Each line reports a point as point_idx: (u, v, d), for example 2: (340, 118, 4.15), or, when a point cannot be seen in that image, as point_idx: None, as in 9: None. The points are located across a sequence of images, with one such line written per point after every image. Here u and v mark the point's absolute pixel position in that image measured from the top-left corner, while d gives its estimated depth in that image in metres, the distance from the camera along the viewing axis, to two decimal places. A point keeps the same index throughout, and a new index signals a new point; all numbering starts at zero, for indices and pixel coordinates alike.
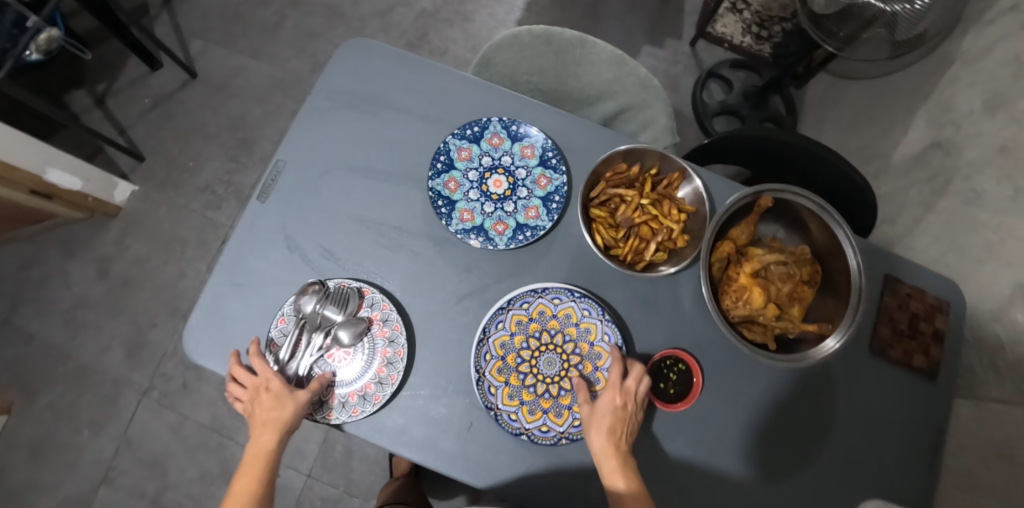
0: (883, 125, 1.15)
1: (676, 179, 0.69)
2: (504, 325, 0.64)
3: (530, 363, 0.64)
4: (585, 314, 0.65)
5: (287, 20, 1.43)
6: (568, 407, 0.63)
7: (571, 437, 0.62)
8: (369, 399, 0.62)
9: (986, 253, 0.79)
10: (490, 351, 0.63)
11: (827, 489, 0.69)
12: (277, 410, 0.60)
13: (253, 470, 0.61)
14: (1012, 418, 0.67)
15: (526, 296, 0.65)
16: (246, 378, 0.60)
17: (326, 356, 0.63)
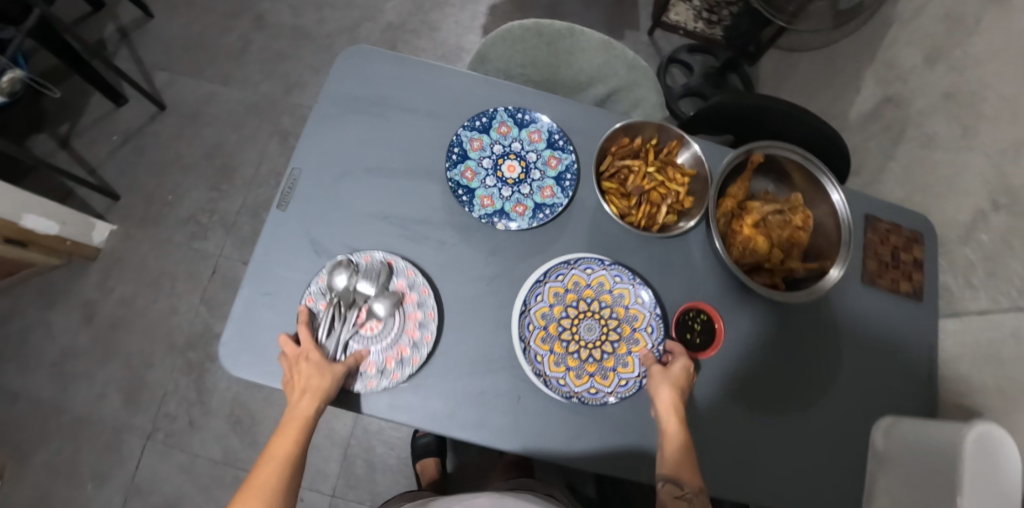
0: (836, 89, 1.26)
1: (675, 146, 0.74)
2: (542, 297, 0.67)
3: (570, 330, 0.67)
4: (618, 280, 0.69)
5: (253, 43, 1.41)
6: (612, 369, 0.66)
7: (619, 396, 0.65)
8: (407, 362, 0.63)
9: (947, 186, 0.89)
10: (532, 322, 0.66)
11: (845, 412, 0.76)
12: (320, 379, 0.59)
13: (289, 438, 0.59)
14: (992, 325, 0.75)
15: (558, 268, 0.68)
16: (289, 348, 0.61)
17: (359, 328, 0.64)
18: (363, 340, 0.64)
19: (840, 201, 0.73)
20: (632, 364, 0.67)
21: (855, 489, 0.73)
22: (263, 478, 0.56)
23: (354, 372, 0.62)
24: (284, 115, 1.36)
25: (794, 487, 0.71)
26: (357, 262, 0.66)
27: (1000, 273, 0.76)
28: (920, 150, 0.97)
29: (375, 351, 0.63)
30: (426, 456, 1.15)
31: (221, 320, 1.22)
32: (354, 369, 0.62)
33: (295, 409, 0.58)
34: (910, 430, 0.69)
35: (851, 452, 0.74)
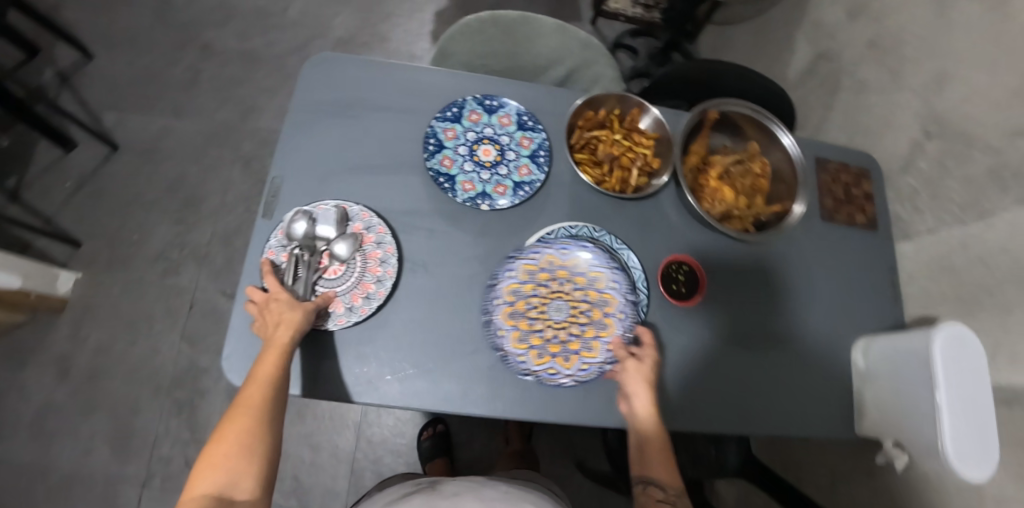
0: (773, 54, 1.36)
1: (637, 113, 0.78)
2: (515, 273, 0.69)
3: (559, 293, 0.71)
4: (593, 263, 0.71)
5: (202, 73, 1.39)
6: (574, 352, 0.68)
7: (576, 379, 0.67)
8: (374, 296, 0.67)
9: (884, 125, 0.99)
10: (501, 298, 0.68)
11: (824, 337, 0.82)
12: (293, 311, 0.60)
13: (267, 366, 0.55)
14: (942, 240, 0.86)
15: (545, 240, 0.72)
16: (256, 294, 0.62)
17: (323, 272, 0.67)
18: (329, 283, 0.67)
19: (791, 143, 0.79)
20: (597, 349, 0.68)
21: (845, 407, 0.80)
22: (245, 400, 0.52)
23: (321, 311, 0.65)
24: (245, 140, 1.34)
25: (789, 410, 0.77)
26: (312, 211, 0.69)
27: (942, 194, 0.87)
28: (857, 97, 1.07)
29: (341, 291, 0.66)
30: (434, 459, 1.14)
31: (207, 353, 1.19)
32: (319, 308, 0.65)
33: (271, 342, 0.57)
34: (890, 345, 0.75)
35: (835, 373, 0.81)
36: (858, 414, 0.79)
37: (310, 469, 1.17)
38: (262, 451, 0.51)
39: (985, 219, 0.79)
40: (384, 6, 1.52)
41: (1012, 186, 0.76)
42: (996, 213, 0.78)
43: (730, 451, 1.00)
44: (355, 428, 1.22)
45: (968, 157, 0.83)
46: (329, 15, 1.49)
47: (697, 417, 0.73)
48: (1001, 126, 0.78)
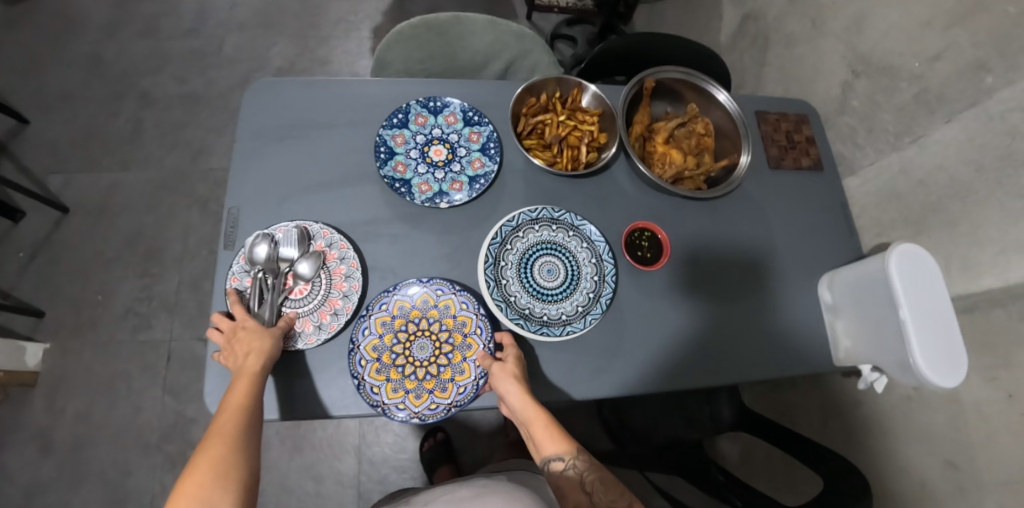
0: (703, 23, 1.41)
1: (577, 93, 0.80)
2: (370, 330, 0.67)
3: (529, 276, 0.72)
4: (439, 292, 0.70)
5: (145, 122, 1.37)
6: (450, 380, 0.66)
7: (459, 404, 0.65)
8: (341, 312, 0.68)
9: (814, 72, 1.04)
10: (363, 357, 0.65)
11: (789, 277, 0.85)
12: (261, 339, 0.61)
13: (239, 394, 0.56)
14: (884, 170, 0.90)
15: (508, 227, 0.73)
16: (223, 325, 0.62)
17: (289, 293, 0.68)
18: (295, 304, 0.68)
19: (727, 99, 0.83)
20: (469, 370, 0.67)
21: (822, 341, 0.83)
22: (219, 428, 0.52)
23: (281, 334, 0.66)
24: (198, 183, 1.33)
25: (770, 353, 0.80)
26: (274, 233, 0.70)
27: (877, 127, 0.91)
28: (786, 50, 1.11)
29: (308, 311, 0.67)
30: (439, 466, 1.15)
31: (193, 402, 1.17)
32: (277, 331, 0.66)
33: (241, 371, 0.58)
34: (852, 278, 0.79)
35: (807, 311, 0.84)
36: (834, 347, 0.82)
37: (317, 500, 1.16)
38: (238, 478, 0.50)
39: (919, 143, 0.84)
40: (320, 30, 1.52)
41: (939, 108, 0.81)
42: (928, 136, 0.83)
43: (722, 407, 1.03)
44: (355, 451, 1.20)
45: (895, 89, 0.87)
46: (265, 46, 1.49)
47: (682, 374, 0.75)
48: (919, 54, 0.83)
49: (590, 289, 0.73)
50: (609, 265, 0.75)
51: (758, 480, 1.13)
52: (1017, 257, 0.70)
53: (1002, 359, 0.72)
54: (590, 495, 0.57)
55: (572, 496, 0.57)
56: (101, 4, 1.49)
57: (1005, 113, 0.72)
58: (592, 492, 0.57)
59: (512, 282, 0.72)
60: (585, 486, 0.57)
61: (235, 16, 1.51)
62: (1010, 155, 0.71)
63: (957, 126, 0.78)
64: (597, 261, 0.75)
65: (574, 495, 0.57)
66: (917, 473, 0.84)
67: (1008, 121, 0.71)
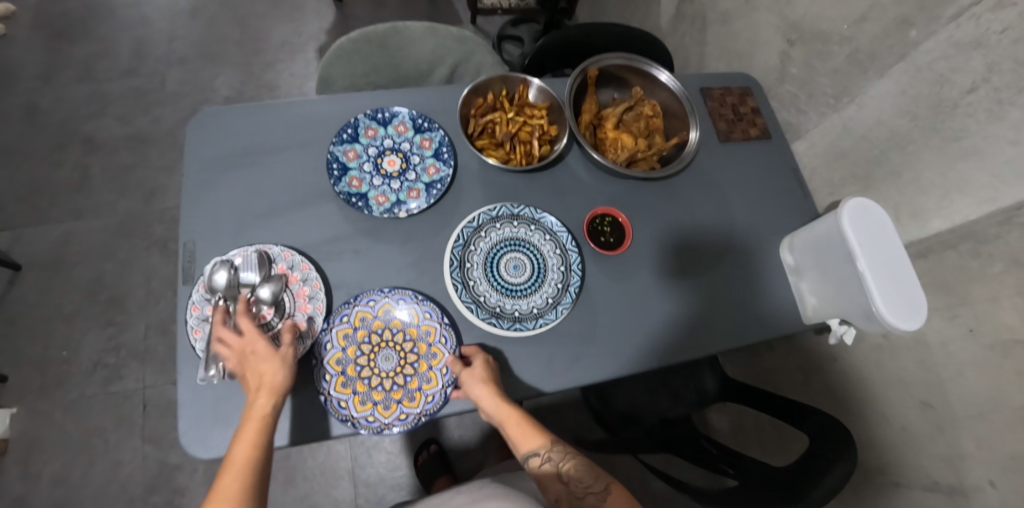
0: (643, 10, 1.44)
1: (523, 89, 0.82)
2: (333, 343, 0.66)
3: (496, 273, 0.73)
4: (401, 302, 0.70)
5: (92, 168, 1.32)
6: (418, 388, 0.66)
7: (429, 412, 0.65)
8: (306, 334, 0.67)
9: (752, 46, 1.07)
10: (328, 371, 0.65)
11: (752, 245, 0.87)
12: (272, 373, 0.59)
13: (247, 443, 0.54)
14: (828, 131, 0.94)
15: (470, 229, 0.74)
16: (231, 340, 0.60)
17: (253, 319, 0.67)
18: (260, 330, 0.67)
19: (670, 79, 0.85)
20: (436, 378, 0.67)
21: (789, 302, 0.85)
22: (225, 488, 0.51)
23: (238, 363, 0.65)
24: (156, 224, 1.29)
25: (741, 320, 0.81)
26: (233, 259, 0.69)
27: (817, 91, 0.95)
28: (723, 27, 1.14)
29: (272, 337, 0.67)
30: (436, 479, 1.14)
31: (175, 449, 1.13)
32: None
33: (252, 409, 0.57)
34: (811, 239, 0.81)
35: (772, 274, 0.86)
36: (801, 306, 0.84)
37: None
38: None
39: (857, 102, 0.88)
40: (264, 56, 1.50)
41: (871, 66, 0.84)
42: (864, 94, 0.86)
43: (706, 379, 1.07)
44: (349, 475, 1.18)
45: (828, 53, 0.91)
46: (209, 77, 1.46)
47: (659, 351, 0.76)
48: (846, 17, 0.86)
49: (558, 280, 0.75)
50: (574, 254, 0.76)
51: (750, 449, 1.14)
52: (960, 199, 0.74)
53: (958, 298, 0.75)
54: (568, 485, 0.59)
55: (551, 488, 0.60)
56: (32, 53, 1.44)
57: (931, 63, 0.75)
58: (570, 482, 0.59)
59: (480, 282, 0.72)
60: (563, 476, 0.60)
61: (175, 50, 1.48)
62: (941, 102, 0.75)
63: (890, 81, 0.81)
64: (561, 252, 0.76)
65: (553, 487, 0.60)
66: (898, 418, 0.86)
67: (935, 71, 0.75)
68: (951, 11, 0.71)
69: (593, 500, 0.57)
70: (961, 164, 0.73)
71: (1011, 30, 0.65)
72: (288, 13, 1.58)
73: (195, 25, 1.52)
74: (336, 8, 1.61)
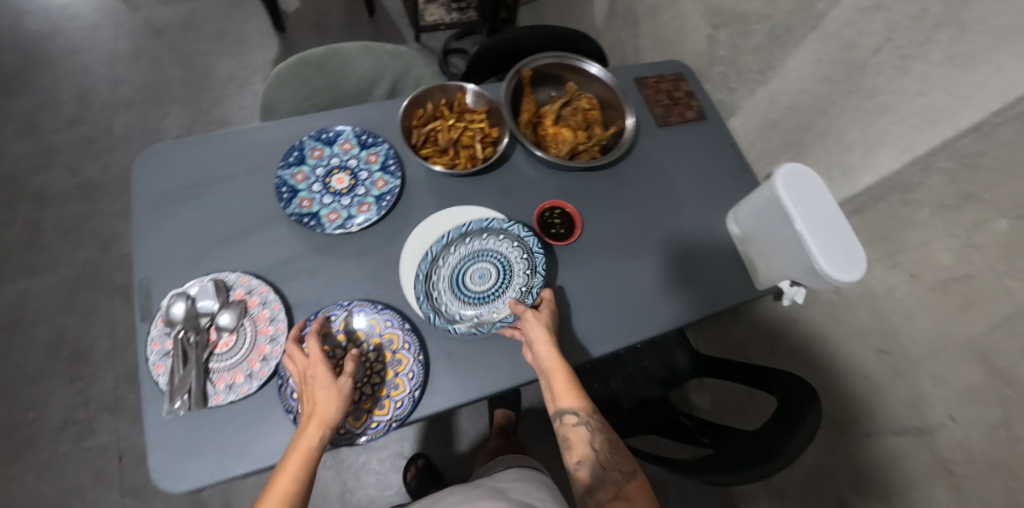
0: (578, 10, 1.49)
1: (461, 95, 0.84)
2: None
3: (466, 290, 0.76)
4: (362, 314, 0.71)
5: (44, 222, 1.30)
6: (387, 396, 0.67)
7: (399, 418, 0.66)
8: (270, 355, 0.68)
9: (680, 33, 1.12)
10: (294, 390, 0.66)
11: (700, 220, 0.91)
12: (325, 404, 0.60)
13: (288, 476, 0.56)
14: (758, 107, 0.99)
15: (426, 262, 0.74)
16: (299, 359, 0.64)
17: (214, 348, 0.68)
18: (221, 358, 0.68)
19: (600, 71, 0.88)
20: (403, 383, 0.68)
21: (741, 270, 0.88)
22: None
23: (203, 392, 0.66)
24: (116, 272, 1.27)
25: (695, 294, 0.84)
26: (189, 291, 0.70)
27: (744, 69, 1.00)
28: (653, 19, 1.19)
29: (235, 363, 0.68)
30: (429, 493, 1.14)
31: (158, 497, 1.11)
32: (204, 390, 0.66)
33: (301, 439, 0.59)
34: (752, 208, 0.85)
35: (719, 249, 0.90)
36: (754, 273, 0.87)
37: None
38: None
39: (780, 75, 0.93)
40: (211, 92, 1.50)
41: (788, 39, 0.89)
42: (785, 66, 0.91)
43: (678, 356, 1.09)
44: (340, 501, 1.17)
45: (749, 31, 0.95)
46: (157, 119, 1.45)
47: (619, 332, 0.78)
48: None
49: (524, 267, 0.76)
50: (531, 239, 0.77)
51: (732, 420, 1.16)
52: (883, 154, 0.79)
53: (896, 245, 0.80)
54: (596, 452, 0.61)
55: (578, 448, 0.62)
56: None
57: (840, 30, 0.80)
58: (599, 451, 0.61)
59: (452, 303, 0.75)
60: (594, 444, 0.62)
61: (119, 95, 1.47)
62: (853, 65, 0.80)
63: (806, 51, 0.86)
64: (519, 244, 0.77)
65: (580, 448, 0.62)
66: (861, 368, 0.90)
67: (844, 37, 0.80)
68: None
69: (616, 474, 0.59)
70: (880, 120, 0.78)
71: None
72: (232, 48, 1.59)
73: (138, 69, 1.52)
74: (279, 39, 1.62)
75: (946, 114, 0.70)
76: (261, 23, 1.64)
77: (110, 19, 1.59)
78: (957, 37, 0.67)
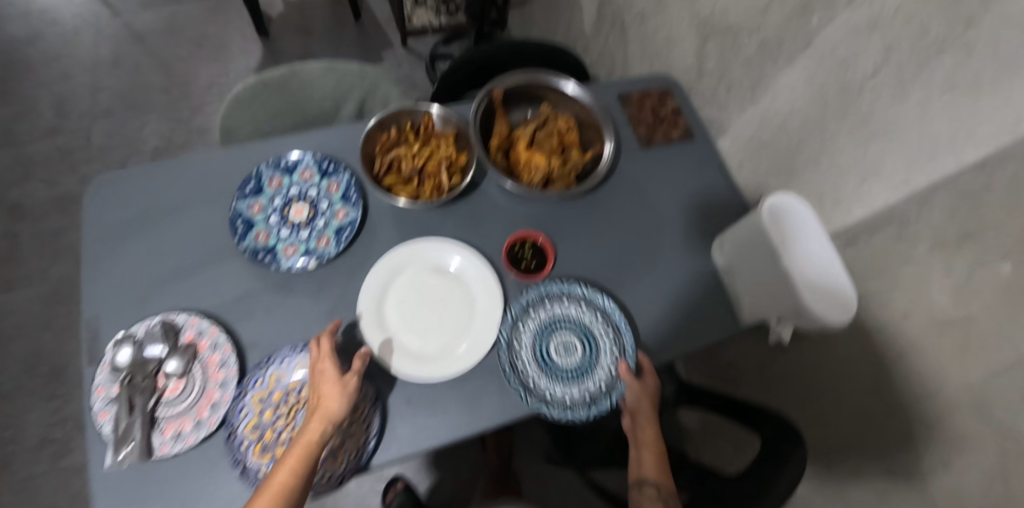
0: (566, 14, 1.42)
1: (428, 119, 0.80)
2: (247, 410, 0.65)
3: (558, 368, 0.72)
4: None
5: (20, 236, 1.27)
6: (341, 445, 0.64)
7: (352, 469, 0.64)
8: (220, 402, 0.66)
9: (668, 43, 1.06)
10: (244, 440, 0.64)
11: (684, 248, 0.86)
12: (329, 401, 0.61)
13: (289, 468, 0.58)
14: (748, 127, 0.94)
15: (505, 348, 0.71)
16: (314, 351, 0.64)
17: (162, 394, 0.66)
18: (169, 404, 0.65)
19: (576, 89, 0.84)
20: (358, 432, 0.65)
21: (725, 303, 0.83)
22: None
23: (149, 441, 0.63)
24: None
25: (672, 330, 0.80)
26: (137, 334, 0.67)
27: (733, 84, 0.94)
28: (641, 27, 1.13)
29: (183, 410, 0.65)
30: None
31: None
32: (150, 439, 0.63)
33: (305, 432, 0.60)
34: (737, 239, 0.80)
35: (702, 279, 0.85)
36: (739, 307, 0.82)
37: None
38: None
39: (770, 93, 0.87)
40: (192, 100, 1.47)
41: (780, 55, 0.83)
42: (776, 84, 0.85)
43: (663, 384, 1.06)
44: None
45: (739, 44, 0.89)
46: (136, 128, 1.42)
47: None
48: (751, 7, 0.85)
49: (606, 330, 0.75)
50: (602, 298, 0.76)
51: (718, 448, 1.13)
52: (877, 185, 0.73)
53: (891, 279, 0.74)
54: None
55: None
56: None
57: (833, 49, 0.74)
58: None
59: (553, 386, 0.71)
60: None
61: (98, 104, 1.44)
62: (847, 88, 0.74)
63: (799, 70, 0.80)
64: (588, 304, 0.76)
65: None
66: (851, 406, 0.85)
67: (838, 57, 0.74)
68: None
69: None
70: (874, 148, 0.72)
71: (903, 9, 0.64)
72: (214, 54, 1.55)
73: (118, 76, 1.48)
74: (262, 43, 1.58)
75: (948, 147, 0.63)
76: (244, 27, 1.60)
77: (90, 24, 1.55)
78: (961, 63, 0.60)
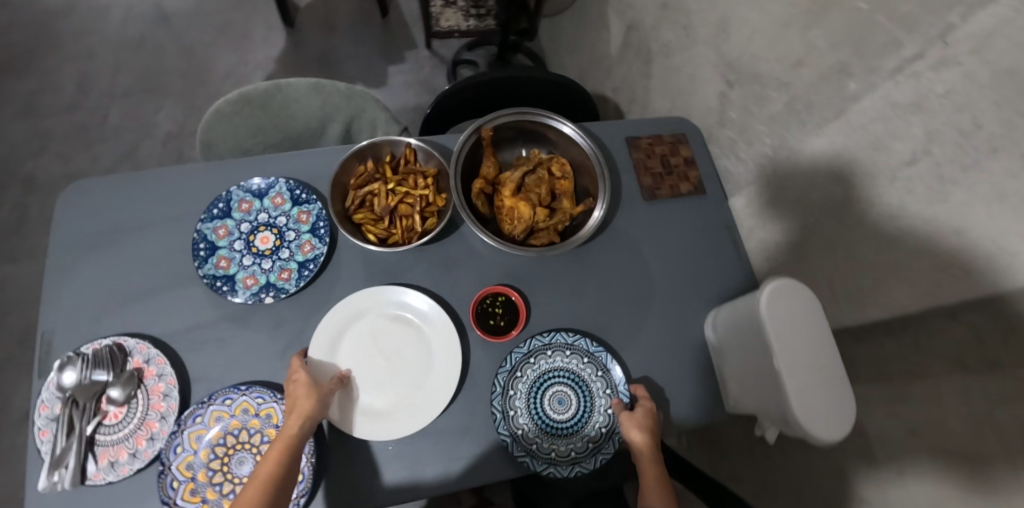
0: (594, 33, 1.34)
1: (409, 153, 0.75)
2: (183, 446, 0.62)
3: (559, 426, 0.69)
4: (261, 401, 0.65)
5: (30, 208, 1.30)
6: None
7: None
8: (158, 435, 0.63)
9: (691, 83, 0.97)
10: (175, 478, 0.61)
11: (673, 317, 0.79)
12: (305, 399, 0.60)
13: (272, 461, 0.55)
14: (764, 188, 0.85)
15: (502, 423, 0.67)
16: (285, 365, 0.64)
17: (103, 418, 0.64)
18: (108, 430, 0.63)
19: (574, 133, 0.78)
20: None
21: (708, 385, 0.76)
22: (246, 498, 0.53)
23: (83, 466, 0.61)
24: None
25: None
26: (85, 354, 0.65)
27: (754, 139, 0.85)
28: (666, 61, 1.04)
29: (121, 438, 0.63)
30: None
31: None
32: (84, 465, 0.61)
33: (283, 429, 0.58)
34: (730, 318, 0.72)
35: (688, 354, 0.77)
36: (724, 394, 0.74)
37: None
38: None
39: (793, 157, 0.77)
40: (209, 86, 1.46)
41: (809, 117, 0.73)
42: (801, 149, 0.76)
43: None
44: None
45: (765, 97, 0.80)
46: (152, 110, 1.43)
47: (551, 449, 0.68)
48: (782, 60, 0.75)
49: (595, 373, 0.71)
50: (585, 342, 0.72)
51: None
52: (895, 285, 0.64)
53: (900, 392, 0.65)
54: None
55: None
56: None
57: (868, 123, 0.65)
58: None
59: (557, 446, 0.67)
60: None
61: (120, 82, 1.45)
62: (877, 170, 0.65)
63: (827, 138, 0.71)
64: (573, 351, 0.72)
65: None
66: None
67: (872, 133, 0.64)
68: (892, 63, 0.60)
69: None
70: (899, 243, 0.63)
71: (954, 94, 0.54)
72: (237, 41, 1.53)
73: (142, 56, 1.49)
74: (285, 33, 1.56)
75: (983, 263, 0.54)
76: (270, 14, 1.58)
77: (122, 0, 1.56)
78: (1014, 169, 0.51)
